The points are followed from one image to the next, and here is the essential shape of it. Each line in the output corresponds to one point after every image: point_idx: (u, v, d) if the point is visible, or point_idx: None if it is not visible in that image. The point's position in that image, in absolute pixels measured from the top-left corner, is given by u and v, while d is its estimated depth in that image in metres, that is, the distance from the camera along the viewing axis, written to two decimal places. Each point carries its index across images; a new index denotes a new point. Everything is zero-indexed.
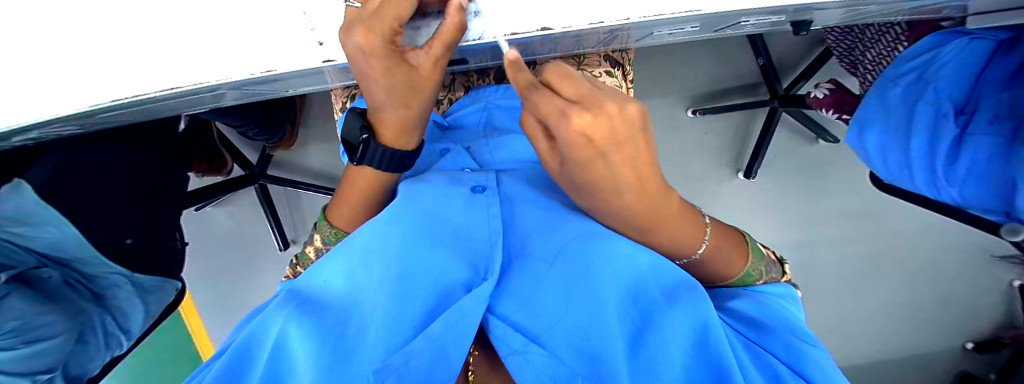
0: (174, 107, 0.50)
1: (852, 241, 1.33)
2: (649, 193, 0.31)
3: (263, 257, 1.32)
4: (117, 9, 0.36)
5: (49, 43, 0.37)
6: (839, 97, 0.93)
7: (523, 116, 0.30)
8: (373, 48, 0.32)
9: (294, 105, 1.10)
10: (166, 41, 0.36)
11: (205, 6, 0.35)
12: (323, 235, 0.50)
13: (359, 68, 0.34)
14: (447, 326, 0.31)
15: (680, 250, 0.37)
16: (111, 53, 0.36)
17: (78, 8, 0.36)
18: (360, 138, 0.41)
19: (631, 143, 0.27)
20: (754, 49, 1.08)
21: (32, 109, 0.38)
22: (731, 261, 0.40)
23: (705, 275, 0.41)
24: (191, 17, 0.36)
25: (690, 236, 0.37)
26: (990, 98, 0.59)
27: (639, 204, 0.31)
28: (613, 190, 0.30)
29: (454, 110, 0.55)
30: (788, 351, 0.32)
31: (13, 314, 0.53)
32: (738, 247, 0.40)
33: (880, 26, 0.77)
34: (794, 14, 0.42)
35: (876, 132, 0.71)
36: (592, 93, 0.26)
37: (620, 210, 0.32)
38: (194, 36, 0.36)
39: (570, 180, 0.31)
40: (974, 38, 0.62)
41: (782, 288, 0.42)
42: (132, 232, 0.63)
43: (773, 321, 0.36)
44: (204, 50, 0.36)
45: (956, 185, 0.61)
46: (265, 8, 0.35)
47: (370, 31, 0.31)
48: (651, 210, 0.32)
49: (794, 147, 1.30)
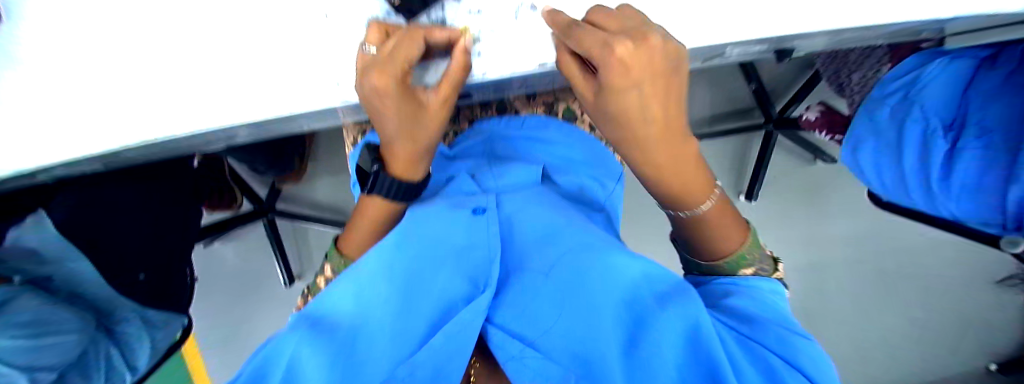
0: (192, 144, 0.53)
1: (862, 262, 1.31)
2: (668, 127, 0.36)
3: (268, 294, 1.32)
4: (150, 58, 0.39)
5: (86, 88, 0.40)
6: (829, 119, 0.97)
7: (560, 53, 0.36)
8: (387, 88, 0.35)
9: (303, 140, 1.13)
10: (196, 85, 0.39)
11: (231, 52, 0.39)
12: (333, 264, 0.53)
13: (377, 108, 0.37)
14: (448, 338, 0.31)
15: (686, 195, 0.41)
16: (143, 96, 0.39)
17: (116, 55, 0.39)
18: (371, 169, 0.46)
19: (662, 79, 0.32)
20: (745, 75, 1.13)
21: (67, 149, 0.41)
22: (730, 235, 0.42)
23: (700, 238, 0.43)
24: (219, 60, 0.39)
25: (696, 181, 0.41)
26: (978, 114, 0.60)
27: (658, 136, 0.36)
28: (639, 119, 0.34)
29: (458, 142, 0.59)
30: (780, 345, 0.30)
31: (25, 310, 0.48)
32: (739, 228, 0.43)
33: (862, 50, 0.81)
34: (775, 43, 0.46)
35: (869, 149, 0.72)
36: (635, 27, 0.31)
37: (641, 139, 0.36)
38: (220, 79, 0.39)
39: (604, 112, 0.35)
40: (954, 57, 0.65)
41: (774, 284, 0.38)
42: (143, 267, 0.64)
43: (769, 320, 0.33)
44: (230, 91, 0.39)
45: (953, 200, 0.62)
46: (291, 55, 0.39)
47: (385, 73, 0.34)
48: (666, 149, 0.37)
49: (792, 170, 1.31)
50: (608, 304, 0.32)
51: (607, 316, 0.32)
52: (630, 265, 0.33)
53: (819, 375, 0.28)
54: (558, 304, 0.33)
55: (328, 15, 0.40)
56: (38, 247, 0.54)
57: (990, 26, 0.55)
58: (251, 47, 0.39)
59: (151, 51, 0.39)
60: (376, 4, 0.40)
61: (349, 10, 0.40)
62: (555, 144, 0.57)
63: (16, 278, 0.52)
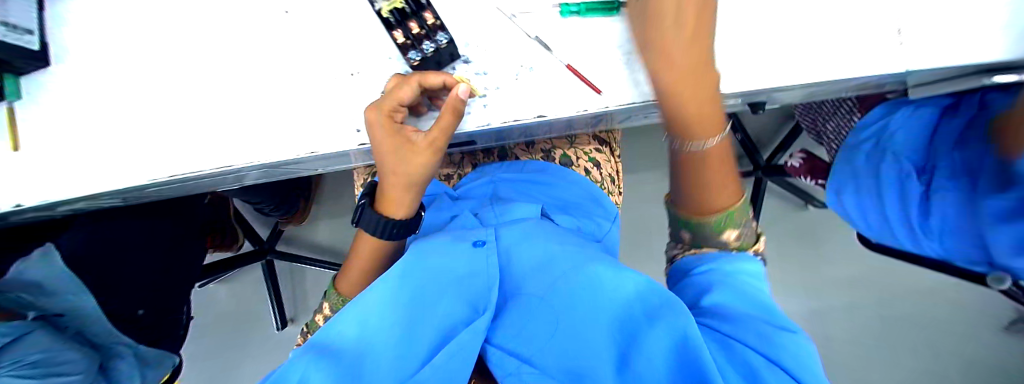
0: (212, 182, 0.57)
1: (864, 308, 1.29)
2: (698, 41, 0.42)
3: (258, 339, 1.28)
4: (199, 105, 0.46)
5: (140, 130, 0.46)
6: (811, 164, 1.05)
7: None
8: (376, 119, 0.42)
9: (308, 183, 1.16)
10: (235, 127, 0.45)
11: (268, 101, 0.45)
12: (331, 302, 0.55)
13: (370, 138, 0.43)
14: (451, 356, 0.32)
15: (699, 126, 0.45)
16: (188, 136, 0.45)
17: (169, 102, 0.46)
18: (358, 203, 0.50)
19: None
20: (731, 126, 1.20)
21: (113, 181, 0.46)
22: (724, 189, 0.47)
23: (700, 181, 0.46)
24: (257, 108, 0.45)
25: (710, 118, 0.45)
26: (946, 156, 0.63)
27: (688, 44, 0.42)
28: (673, 16, 0.42)
29: (462, 183, 0.62)
30: (766, 343, 0.31)
31: (35, 348, 0.51)
32: (732, 189, 0.47)
33: (834, 101, 0.88)
34: (751, 95, 0.52)
35: (852, 192, 0.78)
36: None
37: (670, 48, 0.42)
38: (256, 122, 0.45)
39: (641, 18, 0.43)
40: (918, 106, 0.71)
41: (751, 264, 0.41)
42: (144, 303, 0.65)
43: (750, 315, 0.35)
44: (263, 134, 0.45)
45: (936, 239, 0.64)
46: (319, 105, 0.45)
47: (376, 108, 0.41)
48: (694, 63, 0.43)
49: (785, 215, 1.34)
50: (600, 322, 0.34)
51: (600, 334, 0.33)
52: (624, 283, 0.35)
53: (801, 371, 0.30)
54: (553, 324, 0.35)
55: (355, 72, 0.46)
56: (42, 281, 0.55)
57: (943, 79, 0.61)
58: (285, 97, 0.45)
59: (200, 99, 0.46)
60: (397, 65, 0.46)
61: (373, 68, 0.46)
62: (553, 186, 0.60)
63: (30, 313, 0.54)
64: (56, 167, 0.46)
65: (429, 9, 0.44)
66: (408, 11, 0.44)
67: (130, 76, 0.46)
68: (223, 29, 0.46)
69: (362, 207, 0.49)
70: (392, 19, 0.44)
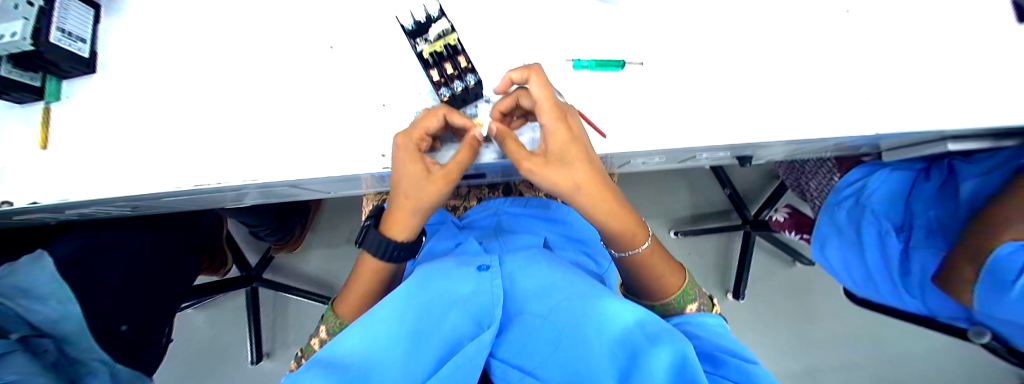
0: (224, 196, 0.59)
1: (857, 369, 1.28)
2: (591, 170, 0.44)
3: (229, 373, 1.20)
4: (231, 122, 0.48)
5: (170, 142, 0.48)
6: (796, 220, 1.11)
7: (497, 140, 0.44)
8: (405, 144, 0.45)
9: (308, 210, 1.17)
10: (263, 145, 0.48)
11: (298, 123, 0.48)
12: (328, 325, 0.54)
13: (392, 161, 0.46)
14: (458, 366, 0.34)
15: (630, 239, 0.48)
16: (217, 150, 0.48)
17: (203, 118, 0.49)
18: (363, 227, 0.52)
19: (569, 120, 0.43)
20: (720, 180, 1.26)
21: (133, 189, 0.47)
22: (670, 279, 0.50)
23: (649, 278, 0.50)
24: (287, 128, 0.48)
25: (631, 225, 0.48)
26: (922, 216, 0.68)
27: (585, 175, 0.42)
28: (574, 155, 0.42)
29: (468, 215, 0.65)
30: (740, 375, 0.32)
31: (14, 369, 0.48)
32: (677, 273, 0.51)
33: (815, 161, 0.94)
34: (740, 148, 0.57)
35: (835, 247, 0.80)
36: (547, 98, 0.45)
37: (574, 181, 0.42)
38: (285, 141, 0.48)
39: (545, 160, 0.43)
40: (894, 169, 0.75)
41: (715, 318, 0.45)
42: (128, 319, 0.62)
43: (720, 350, 0.36)
44: (291, 153, 0.48)
45: (919, 295, 0.67)
46: (348, 130, 0.49)
47: (407, 134, 0.45)
48: (594, 189, 0.44)
49: (775, 270, 1.36)
50: (601, 341, 0.34)
51: (601, 353, 0.34)
52: (625, 306, 0.35)
53: None
54: (554, 341, 0.37)
55: (385, 103, 0.49)
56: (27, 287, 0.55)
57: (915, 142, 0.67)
58: (316, 120, 0.49)
59: (234, 117, 0.49)
60: (427, 99, 0.50)
61: (402, 101, 0.50)
62: (555, 222, 0.62)
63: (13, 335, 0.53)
64: (81, 172, 0.48)
65: (463, 54, 0.48)
66: (445, 54, 0.48)
67: (169, 92, 0.49)
68: (266, 58, 0.50)
69: (367, 228, 0.51)
70: (431, 60, 0.48)
